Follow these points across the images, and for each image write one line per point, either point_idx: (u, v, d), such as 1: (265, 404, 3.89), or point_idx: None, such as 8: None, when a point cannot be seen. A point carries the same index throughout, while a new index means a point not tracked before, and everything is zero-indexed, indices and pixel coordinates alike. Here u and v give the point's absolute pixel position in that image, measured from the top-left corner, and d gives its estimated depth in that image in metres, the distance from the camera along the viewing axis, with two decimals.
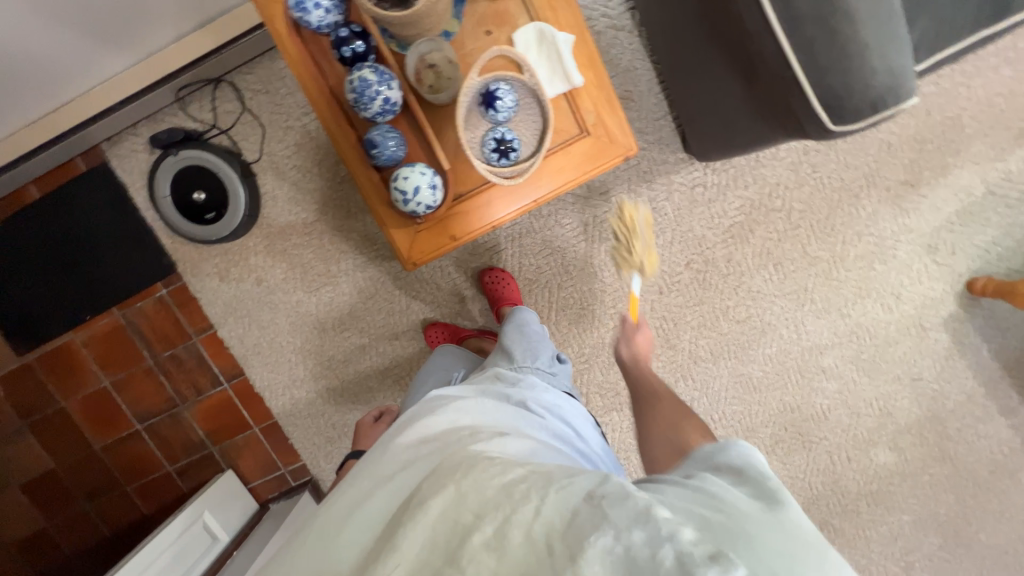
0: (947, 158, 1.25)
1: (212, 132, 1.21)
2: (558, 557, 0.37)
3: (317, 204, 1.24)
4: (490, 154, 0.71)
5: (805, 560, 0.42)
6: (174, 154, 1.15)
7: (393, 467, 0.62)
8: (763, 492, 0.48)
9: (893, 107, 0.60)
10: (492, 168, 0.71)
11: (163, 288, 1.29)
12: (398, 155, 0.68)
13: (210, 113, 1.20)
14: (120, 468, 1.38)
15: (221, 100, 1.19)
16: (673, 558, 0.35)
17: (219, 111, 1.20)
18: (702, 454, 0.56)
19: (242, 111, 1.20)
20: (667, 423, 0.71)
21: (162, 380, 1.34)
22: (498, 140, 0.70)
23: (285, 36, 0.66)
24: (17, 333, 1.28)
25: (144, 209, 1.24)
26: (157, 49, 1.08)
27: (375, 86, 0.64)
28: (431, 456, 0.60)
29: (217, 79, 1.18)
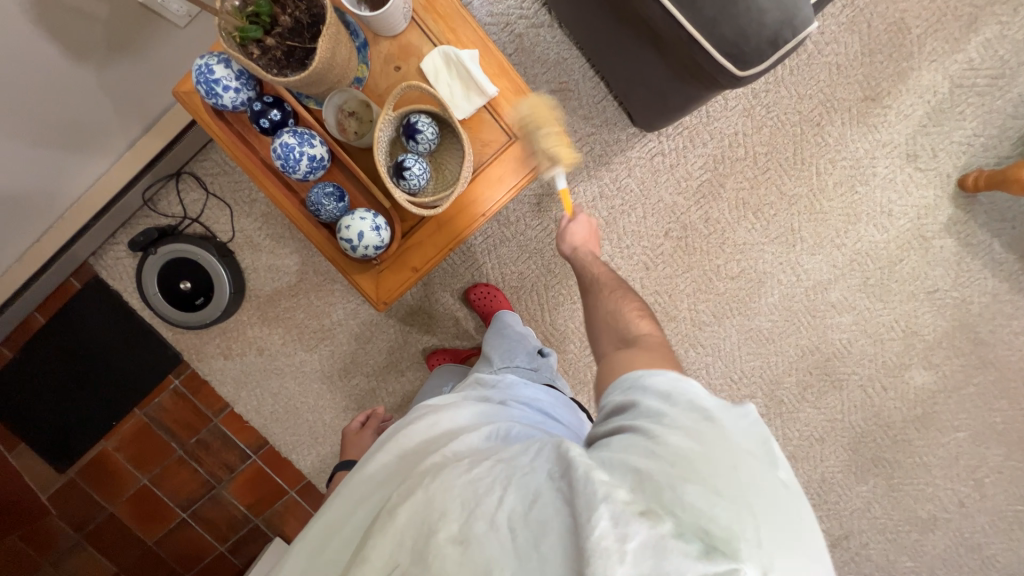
0: (902, 63, 1.21)
1: (185, 223, 1.26)
2: (517, 540, 0.47)
3: (297, 265, 1.28)
4: (397, 181, 0.69)
5: (729, 473, 0.48)
6: (153, 253, 1.20)
7: (369, 475, 0.66)
8: (692, 409, 0.53)
9: (795, 38, 0.59)
10: (414, 197, 0.69)
11: (175, 379, 1.34)
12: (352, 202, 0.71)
13: (178, 206, 1.25)
14: (176, 557, 1.42)
15: (186, 191, 1.25)
16: (605, 523, 0.43)
17: (186, 202, 1.25)
18: (629, 377, 0.58)
19: (207, 196, 1.25)
20: (613, 313, 0.73)
21: (194, 466, 1.39)
22: (402, 165, 0.69)
23: (211, 119, 0.70)
24: (56, 453, 1.35)
25: (141, 310, 1.30)
26: (116, 160, 1.14)
27: (298, 148, 0.66)
28: (410, 461, 0.65)
29: (177, 173, 1.23)
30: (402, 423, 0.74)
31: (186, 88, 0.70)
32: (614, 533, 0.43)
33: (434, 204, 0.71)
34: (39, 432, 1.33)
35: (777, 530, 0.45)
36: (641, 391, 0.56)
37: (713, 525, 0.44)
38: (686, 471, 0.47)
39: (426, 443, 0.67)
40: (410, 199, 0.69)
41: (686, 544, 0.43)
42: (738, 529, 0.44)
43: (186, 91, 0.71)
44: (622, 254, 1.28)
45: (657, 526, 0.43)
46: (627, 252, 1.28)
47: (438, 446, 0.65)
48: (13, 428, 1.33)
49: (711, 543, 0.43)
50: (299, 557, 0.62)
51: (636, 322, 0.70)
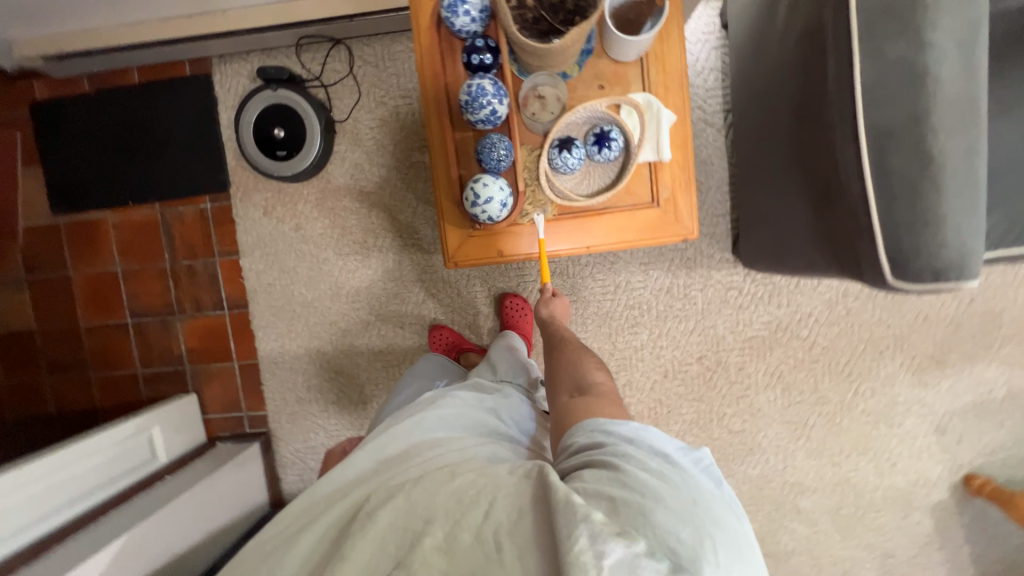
0: (978, 349, 1.26)
1: (313, 83, 1.28)
2: (503, 557, 0.45)
3: (379, 179, 1.29)
4: (553, 151, 0.72)
5: (694, 505, 0.48)
6: (271, 89, 1.20)
7: (342, 473, 0.65)
8: (655, 451, 0.53)
9: (955, 281, 0.62)
10: (549, 175, 0.73)
11: (208, 202, 1.33)
12: (502, 168, 0.72)
13: (319, 66, 1.27)
14: (95, 353, 1.38)
15: (333, 58, 1.27)
16: (584, 539, 0.42)
17: (328, 67, 1.27)
18: (590, 422, 0.57)
19: (348, 75, 1.27)
20: (574, 363, 0.71)
21: (170, 285, 1.36)
22: (562, 141, 0.72)
23: (428, 41, 0.73)
24: (62, 194, 1.33)
25: (223, 127, 1.30)
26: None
27: (489, 97, 0.68)
28: (386, 463, 0.64)
29: (337, 40, 1.26)
30: (386, 431, 0.71)
31: None
32: (591, 550, 0.42)
33: (562, 196, 0.74)
34: (63, 166, 1.31)
35: (736, 556, 0.47)
36: (603, 435, 0.55)
37: (680, 546, 0.45)
38: (655, 500, 0.47)
39: (407, 450, 0.66)
40: (546, 172, 0.73)
41: (657, 563, 0.43)
42: (702, 552, 0.45)
43: None
44: (652, 350, 1.29)
45: (633, 545, 0.43)
46: (656, 351, 1.29)
47: (422, 454, 0.63)
48: (42, 149, 1.31)
49: (678, 562, 0.44)
50: (255, 550, 0.58)
51: (592, 371, 0.68)
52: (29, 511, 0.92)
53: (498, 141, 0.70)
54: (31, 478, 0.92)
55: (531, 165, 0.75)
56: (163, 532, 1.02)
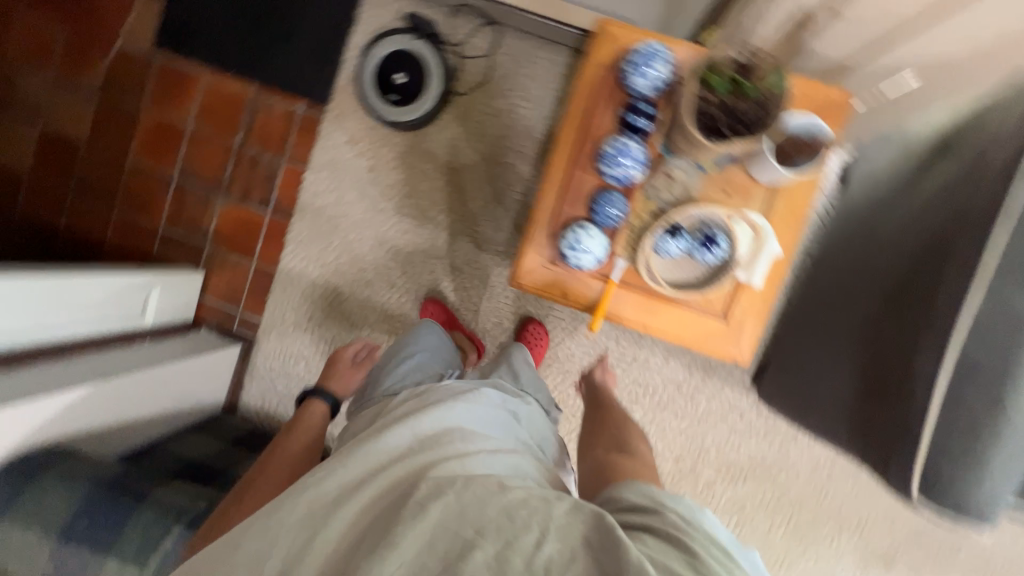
0: (926, 566, 1.28)
1: (453, 47, 1.26)
2: None
3: (467, 160, 1.29)
4: (659, 233, 0.73)
5: None
6: (411, 37, 1.20)
7: (375, 448, 0.64)
8: (723, 545, 0.51)
9: (971, 521, 0.70)
10: (648, 248, 0.74)
11: (300, 106, 1.32)
12: (607, 225, 0.74)
13: (464, 35, 1.26)
14: (130, 192, 1.37)
15: (480, 35, 1.26)
16: None
17: (471, 40, 1.26)
18: (647, 488, 0.57)
19: (486, 56, 1.25)
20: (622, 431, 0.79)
21: (229, 164, 1.35)
22: (672, 228, 0.73)
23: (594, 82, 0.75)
24: (171, 35, 1.32)
25: (348, 45, 1.29)
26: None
27: (628, 160, 0.71)
28: (419, 445, 0.65)
29: (492, 21, 1.24)
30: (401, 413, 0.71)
31: (611, 32, 0.75)
32: None
33: (647, 274, 0.75)
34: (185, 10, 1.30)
35: None
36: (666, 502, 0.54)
37: None
38: None
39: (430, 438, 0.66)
40: (646, 246, 0.74)
41: None
42: None
43: (608, 31, 0.75)
44: None
45: None
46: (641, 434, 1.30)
47: (452, 445, 0.64)
48: None
49: None
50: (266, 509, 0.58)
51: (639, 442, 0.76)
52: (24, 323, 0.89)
53: (612, 199, 0.73)
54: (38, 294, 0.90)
55: (633, 231, 0.76)
56: (131, 392, 1.01)
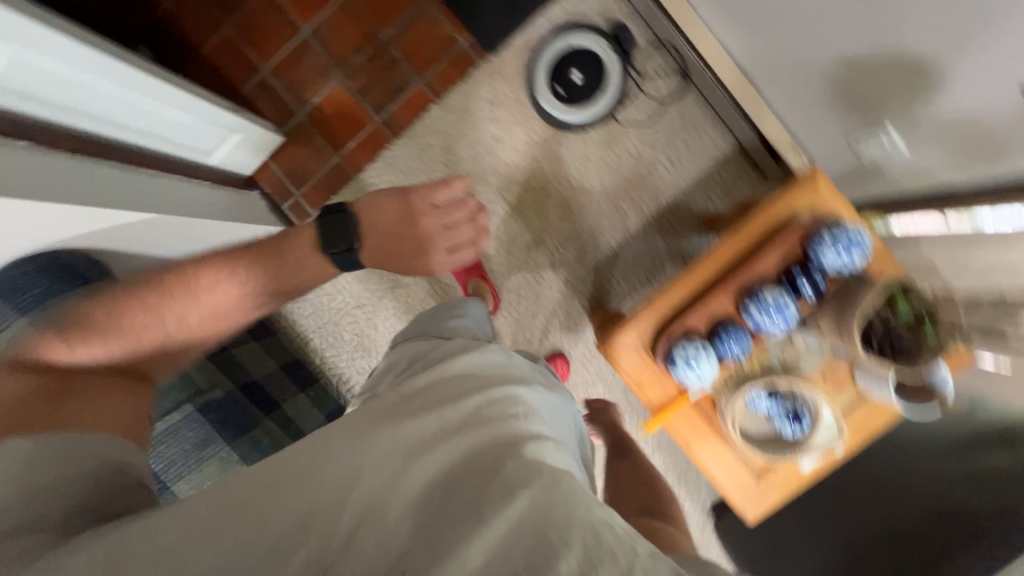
0: None
1: (637, 73, 1.20)
2: None
3: (586, 183, 1.24)
4: (759, 389, 0.76)
5: None
6: (607, 46, 1.16)
7: (426, 418, 0.60)
8: None
9: None
10: (741, 395, 0.77)
11: (463, 40, 1.23)
12: (720, 356, 0.76)
13: (653, 70, 1.20)
14: (250, 19, 1.25)
15: (668, 78, 1.20)
16: None
17: (657, 78, 1.20)
18: None
19: (660, 101, 1.21)
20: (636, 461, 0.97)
21: (363, 51, 1.25)
22: (770, 391, 0.76)
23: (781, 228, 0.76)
24: None
25: (541, 10, 1.20)
26: (700, 15, 1.09)
27: (775, 318, 0.73)
28: (475, 418, 0.61)
29: (687, 73, 1.19)
30: (451, 372, 0.68)
31: (816, 190, 0.76)
32: None
33: (726, 414, 0.78)
34: None
35: None
36: None
37: None
38: None
39: (480, 399, 0.64)
40: (741, 394, 0.77)
41: None
42: None
43: (815, 189, 0.76)
44: None
45: None
46: None
47: (506, 416, 0.62)
48: None
49: None
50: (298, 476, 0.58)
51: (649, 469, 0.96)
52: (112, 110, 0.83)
53: (740, 339, 0.75)
54: (131, 82, 0.83)
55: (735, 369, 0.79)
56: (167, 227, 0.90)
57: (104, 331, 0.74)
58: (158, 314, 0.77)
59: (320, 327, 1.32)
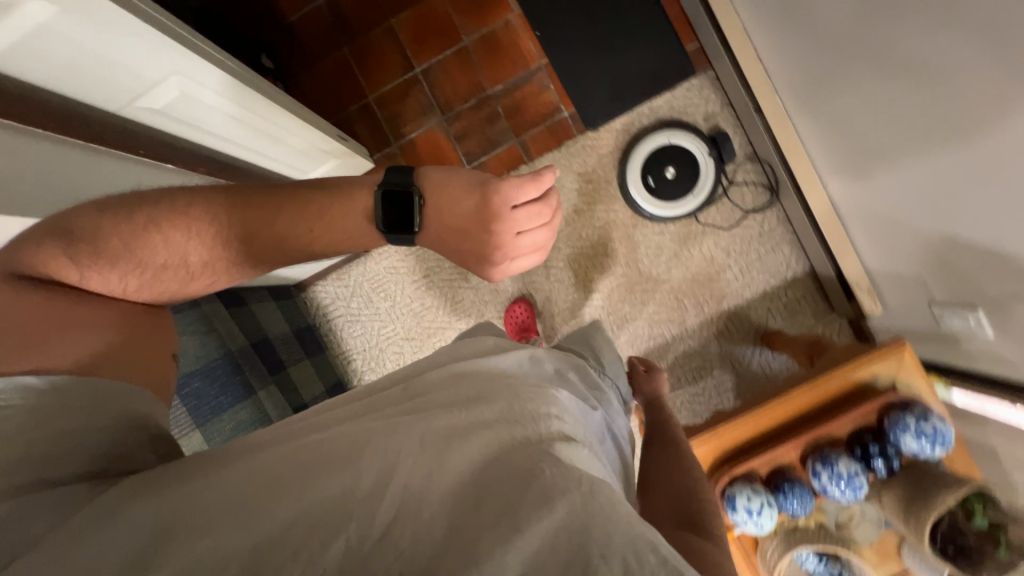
0: None
1: (728, 181, 1.23)
2: None
3: (655, 273, 1.26)
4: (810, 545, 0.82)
5: None
6: (706, 153, 1.19)
7: (448, 405, 0.49)
8: None
9: None
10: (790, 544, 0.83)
11: (566, 111, 1.27)
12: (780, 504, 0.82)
13: (743, 180, 1.23)
14: (369, 48, 1.30)
15: (757, 192, 1.22)
16: None
17: (745, 189, 1.23)
18: None
19: (745, 212, 1.23)
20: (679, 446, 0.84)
21: (468, 101, 1.29)
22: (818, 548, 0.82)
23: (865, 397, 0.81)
24: None
25: (648, 100, 1.24)
26: (804, 145, 1.11)
27: (843, 485, 0.79)
28: (501, 403, 0.49)
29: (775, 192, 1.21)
30: (482, 368, 0.57)
31: (908, 364, 0.80)
32: None
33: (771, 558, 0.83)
34: None
35: None
36: None
37: None
38: None
39: (509, 390, 0.52)
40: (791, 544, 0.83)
41: None
42: None
43: (904, 363, 0.80)
44: None
45: None
46: None
47: (543, 407, 0.50)
48: None
49: None
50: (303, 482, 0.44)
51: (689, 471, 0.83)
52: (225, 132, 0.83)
53: (802, 495, 0.81)
54: (265, 111, 0.85)
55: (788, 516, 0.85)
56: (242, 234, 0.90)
57: (116, 258, 0.54)
58: (182, 255, 0.57)
59: (364, 350, 1.33)
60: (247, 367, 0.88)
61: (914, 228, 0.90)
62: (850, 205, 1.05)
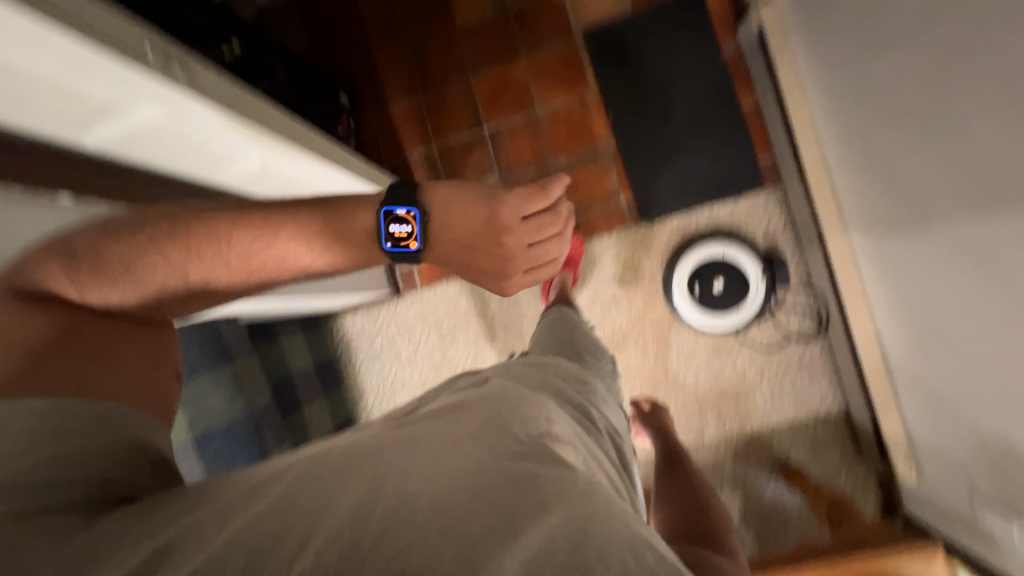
0: None
1: (776, 302, 1.19)
2: None
3: (682, 377, 1.23)
4: None
5: None
6: (760, 272, 1.15)
7: (431, 426, 0.47)
8: None
9: None
10: None
11: (624, 198, 1.26)
12: None
13: (792, 305, 1.19)
14: (445, 99, 1.33)
15: (804, 320, 1.18)
16: None
17: (793, 315, 1.19)
18: None
19: (787, 337, 1.19)
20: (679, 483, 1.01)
21: (529, 169, 1.30)
22: None
23: None
24: (606, 45, 1.26)
25: (708, 205, 1.22)
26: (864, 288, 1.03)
27: None
28: (488, 420, 0.47)
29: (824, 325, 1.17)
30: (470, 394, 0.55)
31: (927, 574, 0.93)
32: None
33: None
34: (636, 43, 1.25)
35: None
36: None
37: None
38: None
39: (493, 406, 0.49)
40: None
41: None
42: None
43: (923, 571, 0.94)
44: None
45: None
46: None
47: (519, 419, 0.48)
48: (649, 18, 1.24)
49: None
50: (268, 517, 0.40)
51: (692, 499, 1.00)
52: (242, 184, 0.82)
53: None
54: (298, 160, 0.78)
55: None
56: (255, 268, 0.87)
57: (117, 277, 0.56)
58: (180, 273, 0.58)
59: (378, 390, 1.35)
60: (265, 428, 0.99)
61: (929, 334, 0.85)
62: (869, 265, 0.98)
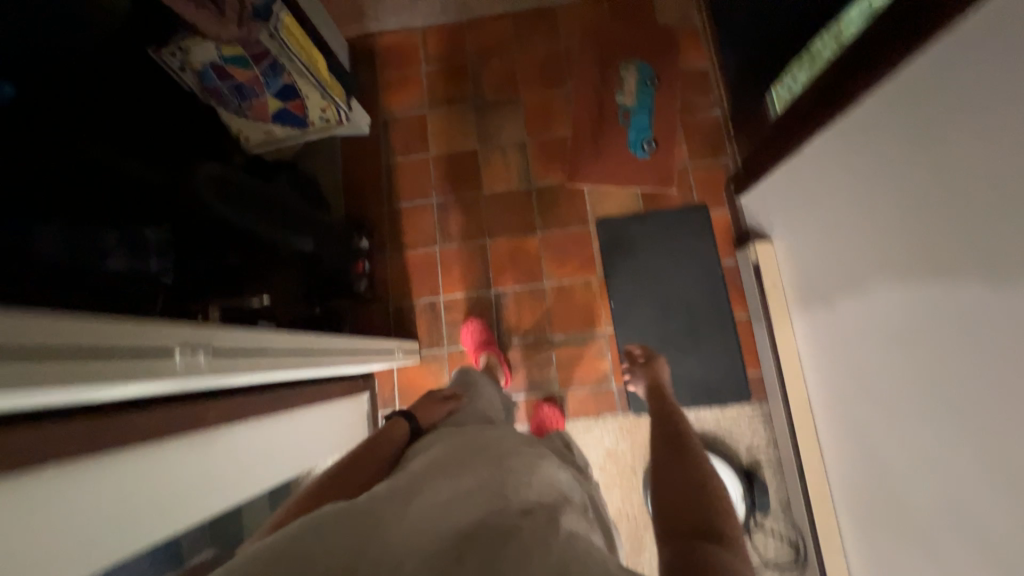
0: None
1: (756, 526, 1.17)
2: None
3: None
4: None
5: None
6: (745, 496, 1.15)
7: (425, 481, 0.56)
8: None
9: None
10: None
11: (616, 385, 1.30)
12: None
13: (771, 531, 1.17)
14: (461, 256, 1.41)
15: (782, 551, 1.16)
16: None
17: (771, 543, 1.17)
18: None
19: (763, 564, 1.17)
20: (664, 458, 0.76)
21: (529, 337, 1.34)
22: None
23: None
24: (617, 236, 1.37)
25: (696, 407, 1.25)
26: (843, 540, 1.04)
27: None
28: (473, 481, 0.56)
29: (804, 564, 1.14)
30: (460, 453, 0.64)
31: None
32: None
33: None
34: (644, 241, 1.35)
35: None
36: None
37: None
38: None
39: (481, 467, 0.60)
40: None
41: None
42: None
43: None
44: None
45: None
46: None
47: (494, 496, 0.53)
48: (657, 221, 1.36)
49: None
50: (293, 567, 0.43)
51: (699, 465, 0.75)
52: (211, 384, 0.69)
53: None
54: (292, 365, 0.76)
55: None
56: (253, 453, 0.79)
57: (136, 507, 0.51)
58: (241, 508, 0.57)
59: None
60: None
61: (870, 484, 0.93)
62: (837, 462, 1.04)
